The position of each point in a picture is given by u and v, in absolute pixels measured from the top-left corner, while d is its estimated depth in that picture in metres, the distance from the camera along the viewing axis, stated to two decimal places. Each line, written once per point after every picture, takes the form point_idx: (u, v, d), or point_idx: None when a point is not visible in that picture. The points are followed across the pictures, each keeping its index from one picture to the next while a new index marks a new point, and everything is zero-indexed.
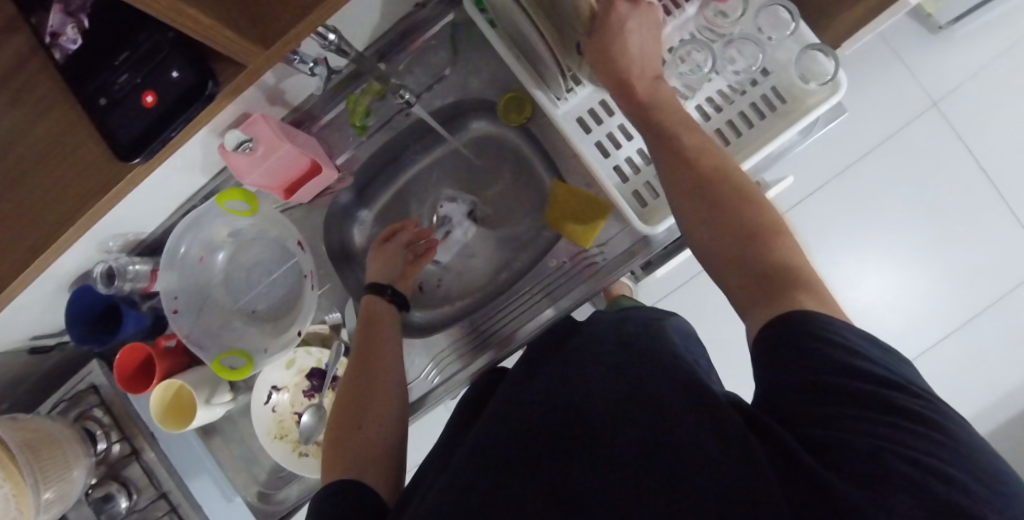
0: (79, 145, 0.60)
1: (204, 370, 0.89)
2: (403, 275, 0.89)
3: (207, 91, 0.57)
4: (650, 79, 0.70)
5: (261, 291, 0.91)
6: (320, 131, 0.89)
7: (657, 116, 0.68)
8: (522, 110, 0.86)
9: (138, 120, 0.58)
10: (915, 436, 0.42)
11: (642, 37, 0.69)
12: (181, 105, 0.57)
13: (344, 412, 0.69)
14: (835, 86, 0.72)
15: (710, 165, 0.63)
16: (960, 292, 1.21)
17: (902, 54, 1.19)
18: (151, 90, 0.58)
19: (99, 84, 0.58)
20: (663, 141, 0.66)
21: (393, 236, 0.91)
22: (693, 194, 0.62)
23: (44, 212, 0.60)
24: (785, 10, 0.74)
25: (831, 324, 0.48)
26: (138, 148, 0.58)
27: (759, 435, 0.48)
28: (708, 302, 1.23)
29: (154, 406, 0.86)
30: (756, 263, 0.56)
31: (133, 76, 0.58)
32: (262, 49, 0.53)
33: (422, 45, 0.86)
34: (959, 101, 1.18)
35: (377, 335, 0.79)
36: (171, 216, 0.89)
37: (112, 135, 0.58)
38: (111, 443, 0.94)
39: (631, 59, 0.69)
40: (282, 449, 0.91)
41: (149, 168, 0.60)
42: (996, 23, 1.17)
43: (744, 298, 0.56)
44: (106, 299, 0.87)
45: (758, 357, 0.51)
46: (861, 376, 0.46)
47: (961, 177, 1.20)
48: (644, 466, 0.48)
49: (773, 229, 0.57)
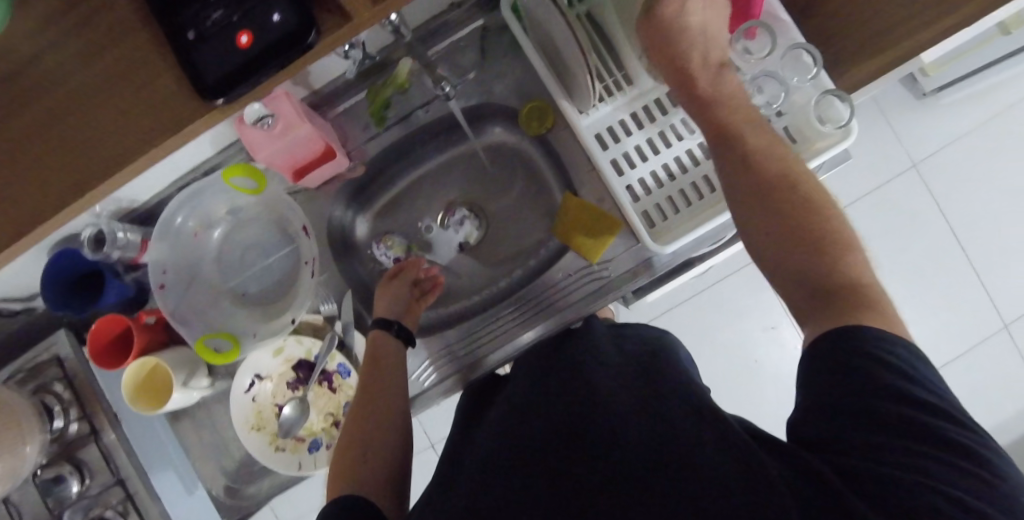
0: (130, 86, 0.55)
1: (184, 350, 0.84)
2: (408, 311, 0.84)
3: (308, 41, 0.52)
4: (713, 69, 0.70)
5: (255, 272, 0.88)
6: (335, 119, 0.88)
7: (720, 113, 0.66)
8: (545, 119, 0.86)
9: (227, 57, 0.53)
10: (954, 470, 0.41)
11: (704, 31, 0.70)
12: (279, 49, 0.53)
13: (352, 443, 0.68)
14: (846, 132, 0.75)
15: (774, 168, 0.60)
16: (926, 347, 1.27)
17: (887, 115, 1.26)
18: (248, 30, 0.53)
19: (187, 18, 0.54)
20: (731, 142, 0.63)
21: (398, 274, 0.87)
22: (758, 204, 0.59)
23: (68, 167, 0.56)
24: (807, 54, 0.74)
25: (888, 342, 0.46)
26: (223, 88, 0.54)
27: (773, 452, 0.48)
28: (686, 333, 1.26)
29: (125, 384, 0.81)
30: (821, 279, 0.53)
31: (228, 15, 0.54)
32: (370, 3, 0.48)
33: (451, 45, 0.87)
34: (937, 164, 1.25)
35: (381, 369, 0.75)
36: (168, 186, 0.86)
37: (198, 71, 0.53)
38: (69, 422, 0.87)
39: (693, 34, 0.69)
40: (258, 440, 0.87)
41: (229, 111, 0.56)
42: (976, 96, 1.24)
43: (802, 310, 0.53)
44: (88, 265, 0.83)
45: (806, 369, 0.49)
46: (914, 402, 0.43)
47: (936, 238, 1.26)
48: (648, 475, 0.48)
49: (844, 244, 0.55)
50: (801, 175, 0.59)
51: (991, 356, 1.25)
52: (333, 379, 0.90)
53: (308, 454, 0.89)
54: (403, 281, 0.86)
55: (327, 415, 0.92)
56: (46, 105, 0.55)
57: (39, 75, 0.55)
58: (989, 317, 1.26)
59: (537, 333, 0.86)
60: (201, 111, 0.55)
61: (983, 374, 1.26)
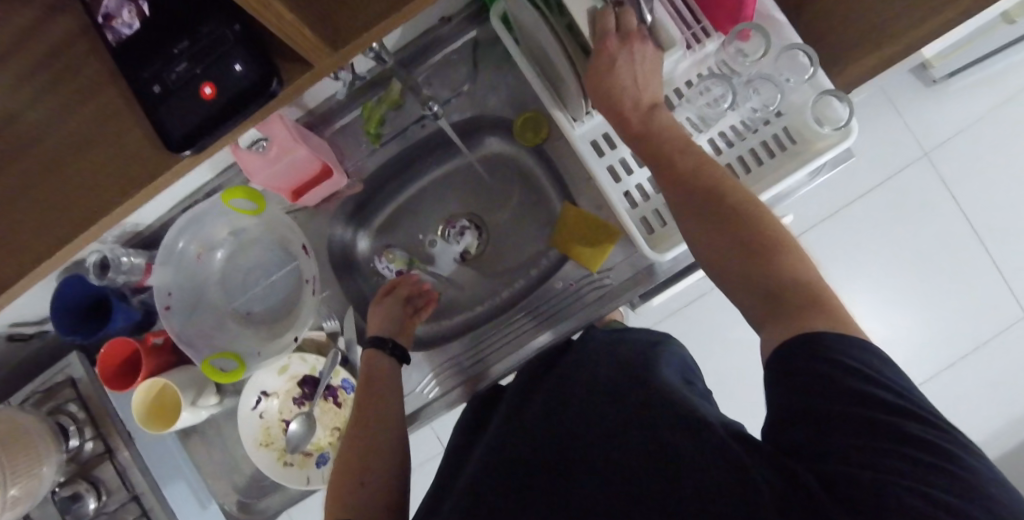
0: (116, 130, 0.55)
1: (191, 371, 0.86)
2: (402, 330, 0.84)
3: (272, 89, 0.52)
4: (645, 109, 0.69)
5: (258, 293, 0.89)
6: (332, 136, 0.89)
7: (656, 145, 0.65)
8: (539, 130, 0.86)
9: (191, 111, 0.54)
10: (935, 471, 0.40)
11: (633, 70, 0.69)
12: (239, 102, 0.53)
13: (346, 471, 0.68)
14: (846, 132, 0.73)
15: (712, 187, 0.59)
16: (944, 339, 1.24)
17: (895, 105, 1.23)
18: (211, 82, 0.54)
19: (151, 72, 0.54)
20: (666, 167, 0.63)
21: (391, 292, 0.87)
22: (705, 228, 0.58)
23: (50, 206, 0.56)
24: (803, 54, 0.73)
25: (844, 348, 0.45)
26: (191, 141, 0.53)
27: (755, 452, 0.47)
28: (696, 332, 1.25)
29: (136, 406, 0.83)
30: (764, 286, 0.52)
31: (191, 67, 0.55)
32: (330, 50, 0.48)
33: (443, 59, 0.87)
34: (949, 153, 1.22)
35: (374, 389, 0.77)
36: (171, 210, 0.88)
37: (165, 126, 0.53)
38: (84, 441, 0.89)
39: (621, 77, 0.68)
40: (266, 456, 0.89)
41: (196, 163, 0.55)
42: (988, 81, 1.21)
43: (756, 316, 0.53)
44: (95, 291, 0.85)
45: (773, 379, 0.48)
46: (881, 403, 0.43)
47: (949, 228, 1.23)
48: (649, 471, 0.50)
49: (781, 243, 0.54)
50: (737, 189, 0.59)
51: (1012, 346, 1.23)
52: (337, 394, 0.92)
53: (316, 469, 0.91)
54: (400, 298, 0.87)
55: (334, 429, 0.93)
56: (32, 149, 0.56)
57: (30, 120, 0.56)
58: (1009, 306, 1.23)
59: (548, 339, 0.86)
60: (168, 164, 0.55)
61: (1004, 365, 1.23)
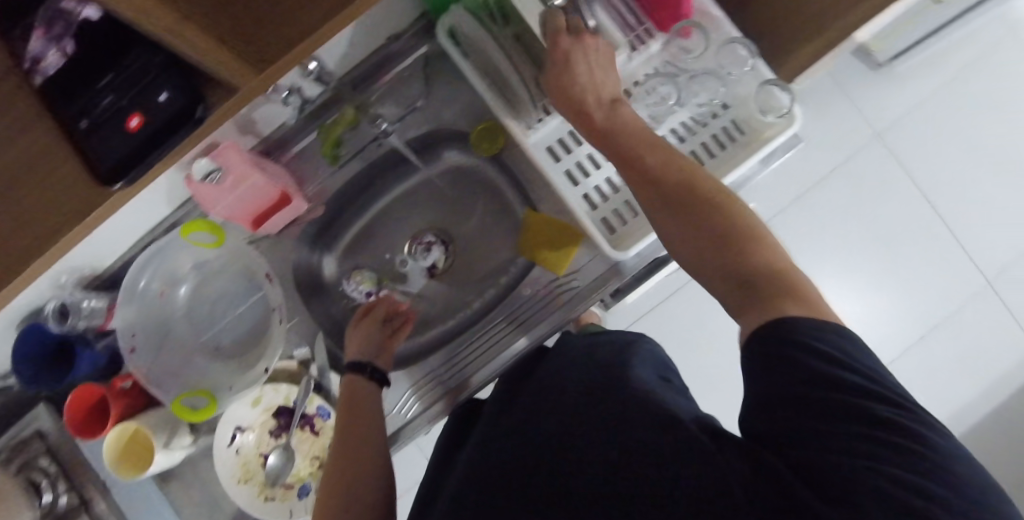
0: (52, 164, 0.53)
1: (162, 412, 0.84)
2: (381, 351, 0.83)
3: (197, 115, 0.55)
4: (607, 105, 0.69)
5: (226, 325, 0.87)
6: (289, 162, 0.89)
7: (620, 140, 0.65)
8: (496, 140, 0.87)
9: (121, 141, 0.53)
10: (903, 452, 0.41)
11: (588, 66, 0.70)
12: (172, 126, 0.55)
13: (328, 501, 0.68)
14: (790, 118, 0.74)
15: (681, 178, 0.59)
16: (913, 313, 1.27)
17: (845, 91, 1.26)
18: (138, 112, 0.54)
19: (77, 108, 0.54)
20: (633, 162, 0.63)
21: (368, 314, 0.87)
22: (677, 217, 0.58)
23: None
24: (742, 47, 0.76)
25: (821, 331, 0.45)
26: (124, 170, 0.53)
27: (723, 445, 0.48)
28: (672, 328, 1.26)
29: (108, 452, 0.81)
30: (740, 272, 0.52)
31: (117, 100, 0.54)
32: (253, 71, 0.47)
33: (395, 76, 0.88)
34: (901, 132, 1.26)
35: (359, 410, 0.76)
36: (130, 249, 0.87)
37: (96, 157, 0.52)
38: (58, 494, 0.89)
39: (580, 74, 0.70)
40: (246, 492, 0.88)
41: (133, 194, 0.54)
42: (929, 62, 1.25)
43: (733, 304, 0.52)
44: (58, 338, 0.84)
45: (750, 364, 0.48)
46: (847, 388, 0.43)
47: (908, 206, 1.26)
48: (625, 475, 0.50)
49: (754, 233, 0.54)
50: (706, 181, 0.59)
51: (978, 315, 1.26)
52: (315, 422, 0.91)
53: (299, 501, 0.90)
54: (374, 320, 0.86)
55: (314, 459, 0.92)
56: None
57: None
58: (971, 276, 1.26)
59: (528, 341, 0.85)
60: (104, 198, 0.53)
61: (973, 334, 1.26)
